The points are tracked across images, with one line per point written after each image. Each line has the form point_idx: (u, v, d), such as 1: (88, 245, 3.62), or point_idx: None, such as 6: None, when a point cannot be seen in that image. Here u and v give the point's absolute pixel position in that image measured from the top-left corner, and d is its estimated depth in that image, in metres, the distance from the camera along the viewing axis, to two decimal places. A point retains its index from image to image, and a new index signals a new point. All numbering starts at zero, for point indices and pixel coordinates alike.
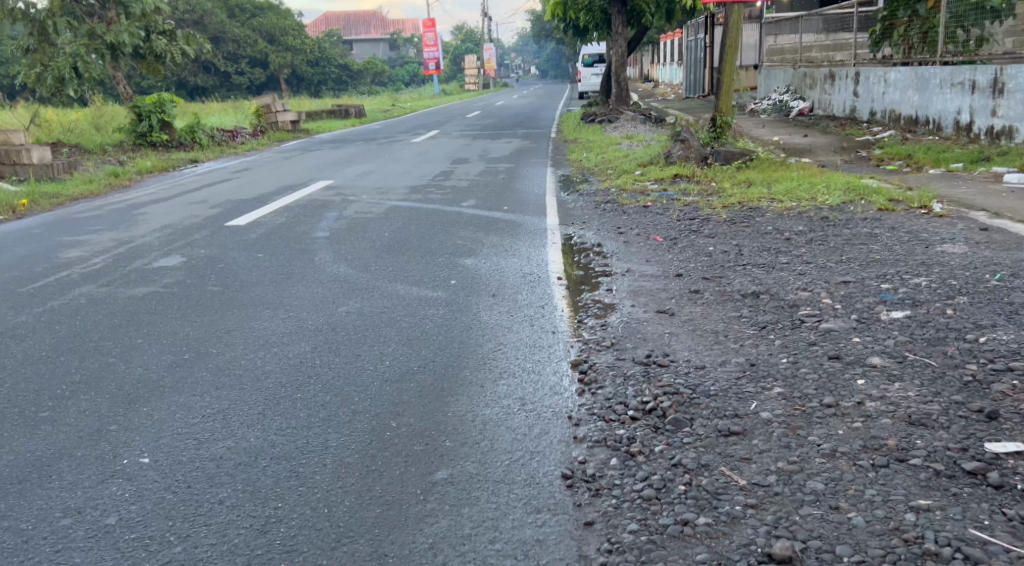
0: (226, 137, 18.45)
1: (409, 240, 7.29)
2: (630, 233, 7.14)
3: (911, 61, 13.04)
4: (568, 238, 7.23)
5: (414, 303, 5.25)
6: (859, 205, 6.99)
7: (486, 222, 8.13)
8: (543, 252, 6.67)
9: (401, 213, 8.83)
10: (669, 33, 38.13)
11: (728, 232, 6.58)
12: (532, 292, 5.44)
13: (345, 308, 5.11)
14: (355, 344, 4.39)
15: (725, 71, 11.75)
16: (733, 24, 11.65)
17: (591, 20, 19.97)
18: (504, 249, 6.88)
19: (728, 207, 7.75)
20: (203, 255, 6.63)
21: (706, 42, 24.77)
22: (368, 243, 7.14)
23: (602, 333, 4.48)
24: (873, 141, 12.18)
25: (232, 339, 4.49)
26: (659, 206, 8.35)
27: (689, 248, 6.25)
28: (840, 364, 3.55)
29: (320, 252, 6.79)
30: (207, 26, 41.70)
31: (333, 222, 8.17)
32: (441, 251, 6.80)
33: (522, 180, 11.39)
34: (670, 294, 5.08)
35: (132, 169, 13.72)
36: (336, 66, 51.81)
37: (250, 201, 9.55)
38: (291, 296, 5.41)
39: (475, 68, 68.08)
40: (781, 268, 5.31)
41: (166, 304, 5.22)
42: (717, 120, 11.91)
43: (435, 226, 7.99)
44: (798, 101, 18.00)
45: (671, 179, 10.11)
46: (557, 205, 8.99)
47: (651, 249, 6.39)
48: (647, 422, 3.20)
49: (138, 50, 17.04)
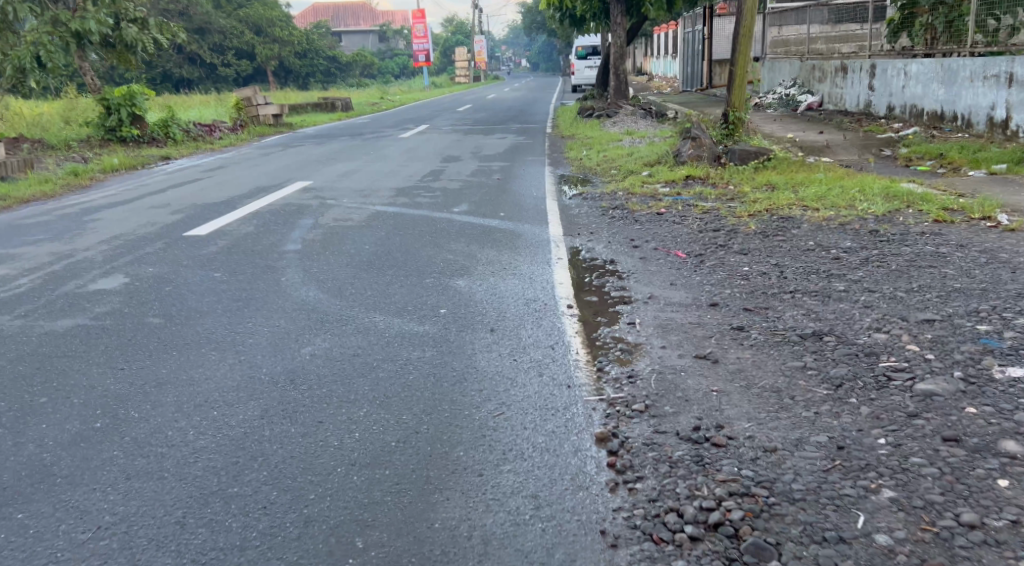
0: (203, 131, 17.37)
1: (393, 255, 6.35)
2: (647, 248, 6.22)
3: (935, 52, 12.16)
4: (576, 252, 6.32)
5: (395, 341, 4.31)
6: (909, 214, 6.12)
7: (480, 232, 7.20)
8: (547, 271, 5.76)
9: (385, 221, 7.88)
10: (664, 25, 37.23)
11: (762, 249, 5.68)
12: (537, 327, 4.51)
13: (310, 350, 4.17)
14: (319, 405, 3.46)
15: (739, 63, 10.82)
16: (747, 11, 10.66)
17: (589, 10, 18.92)
18: (502, 266, 5.95)
19: (755, 215, 6.85)
20: (150, 274, 5.68)
21: (706, 33, 23.87)
22: (345, 259, 6.19)
23: (631, 388, 3.57)
24: (897, 138, 11.29)
25: (160, 398, 3.54)
26: (674, 213, 7.45)
27: (718, 269, 5.35)
28: (965, 452, 2.66)
29: (288, 271, 5.84)
30: (192, 16, 40.53)
31: (306, 232, 7.22)
32: (429, 269, 5.87)
33: (519, 181, 10.43)
34: (707, 332, 4.17)
35: (96, 166, 12.68)
36: (324, 58, 50.74)
37: (217, 206, 8.58)
38: (245, 332, 4.46)
39: (466, 60, 66.99)
40: (839, 297, 4.42)
41: (89, 343, 4.26)
42: (730, 116, 11.00)
43: (422, 236, 7.05)
44: (806, 94, 17.11)
45: (682, 181, 9.21)
46: (559, 211, 8.08)
47: (675, 269, 5.50)
48: (715, 550, 2.31)
49: (107, 39, 15.95)
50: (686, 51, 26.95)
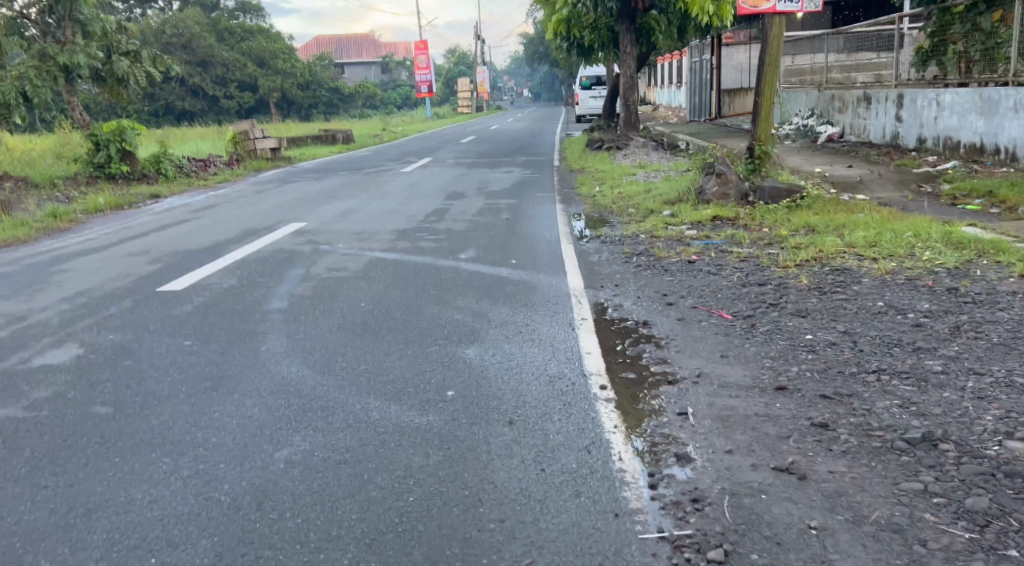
0: (197, 167, 16.65)
1: (391, 315, 5.54)
2: (683, 306, 5.42)
3: (970, 81, 11.49)
4: (601, 310, 5.51)
5: (391, 439, 3.49)
6: (987, 267, 5.36)
7: (490, 285, 6.38)
8: (571, 336, 4.94)
9: (383, 270, 7.09)
10: (669, 55, 36.87)
11: (822, 311, 4.88)
12: (565, 418, 3.67)
13: (286, 455, 3.35)
14: (293, 548, 2.64)
15: (765, 93, 10.08)
16: (773, 38, 9.95)
17: (597, 39, 18.37)
18: (517, 329, 5.14)
19: (802, 265, 6.09)
20: (109, 343, 4.89)
21: (714, 63, 23.31)
22: (336, 321, 5.39)
23: (700, 518, 2.74)
24: (935, 173, 10.55)
25: (87, 536, 2.73)
26: (708, 261, 6.67)
27: (775, 337, 4.55)
28: None
29: (270, 337, 5.04)
30: (195, 49, 40.28)
31: (295, 285, 6.43)
32: (433, 334, 5.05)
33: (530, 222, 9.66)
34: (782, 429, 3.37)
35: (79, 207, 11.95)
36: (327, 89, 50.52)
37: (200, 254, 7.81)
38: (207, 426, 3.64)
39: (469, 91, 66.64)
40: (939, 379, 3.63)
41: (13, 446, 3.44)
42: (755, 149, 10.21)
43: (426, 289, 6.26)
44: (826, 125, 16.44)
45: (710, 223, 8.46)
46: (578, 258, 7.30)
47: (723, 336, 4.71)
48: None
49: (97, 73, 15.29)
50: (693, 81, 26.36)
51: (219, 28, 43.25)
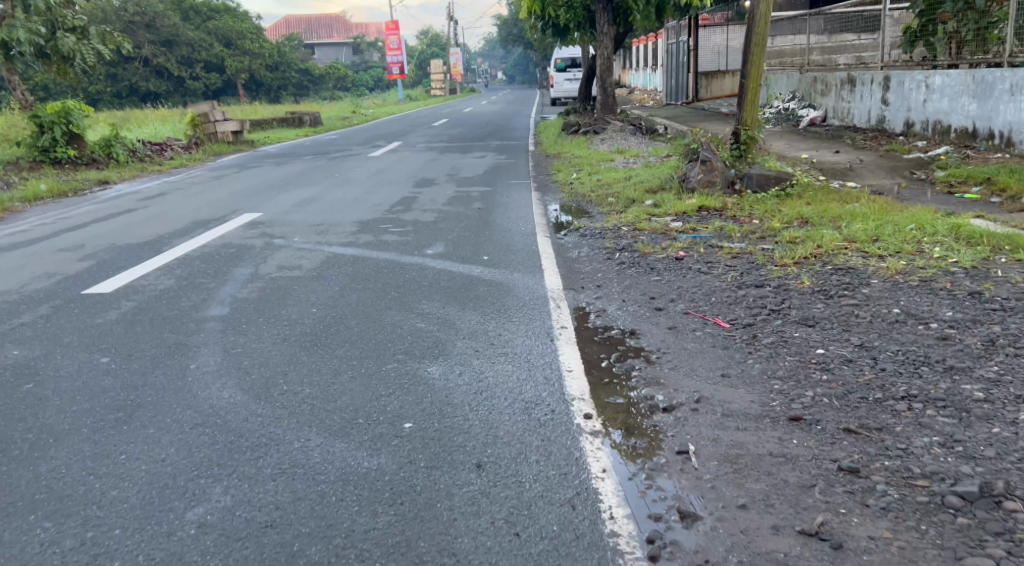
0: (152, 151, 15.74)
1: (345, 323, 4.90)
2: (674, 312, 4.87)
3: (961, 62, 11.00)
4: (583, 317, 4.93)
5: (333, 491, 2.88)
6: (1007, 267, 4.86)
7: (459, 286, 5.76)
8: (549, 349, 4.35)
9: (340, 267, 6.42)
10: (644, 37, 36.30)
11: (832, 319, 4.33)
12: (544, 459, 3.07)
13: (202, 517, 2.73)
14: None
15: (752, 74, 9.51)
16: (760, 16, 9.36)
17: (573, 18, 17.59)
18: (488, 341, 4.54)
19: (802, 263, 5.55)
20: (13, 362, 4.21)
21: (691, 45, 22.75)
22: (283, 330, 4.75)
23: None
24: (928, 158, 10.08)
25: None
26: (696, 258, 6.12)
27: (781, 352, 3.99)
28: None
29: (205, 351, 4.40)
30: (159, 28, 38.95)
31: (241, 287, 5.77)
32: (391, 347, 4.43)
33: (504, 212, 9.03)
34: (805, 475, 2.81)
35: (18, 195, 11.11)
36: (296, 70, 49.29)
37: (139, 249, 7.09)
38: (108, 473, 3.01)
39: (442, 73, 65.56)
40: (984, 408, 3.10)
41: None
42: (740, 134, 9.64)
43: (387, 291, 5.63)
44: (808, 109, 15.96)
45: (695, 214, 7.92)
46: (555, 254, 6.72)
47: (722, 349, 4.14)
48: None
49: (41, 50, 14.33)
50: (670, 63, 25.77)
51: (184, 6, 41.84)
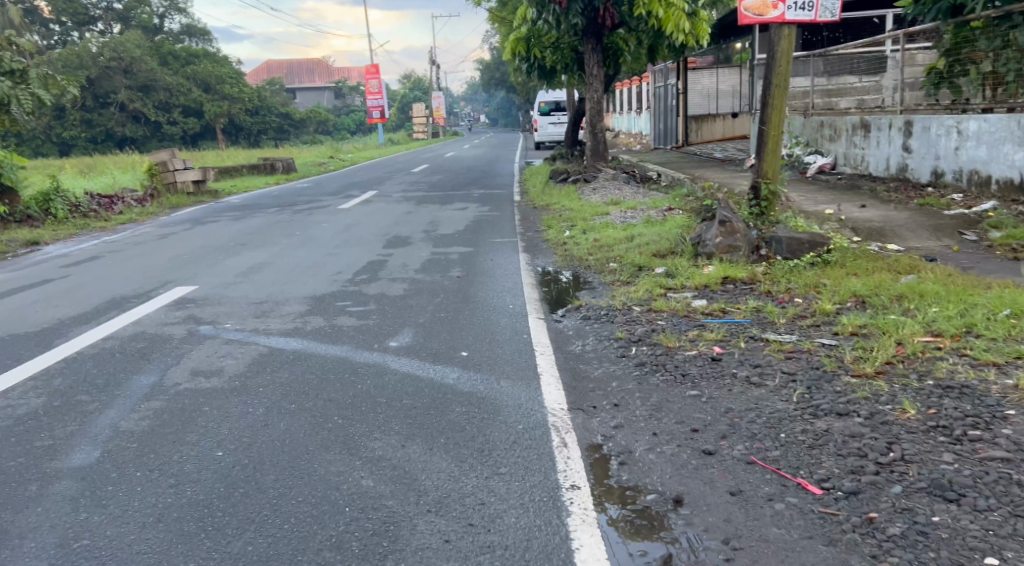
0: (100, 205, 14.25)
1: (257, 481, 3.40)
2: (732, 458, 3.42)
3: (998, 106, 9.77)
4: (602, 467, 3.44)
5: None
6: None
7: (429, 405, 4.24)
8: (555, 542, 2.90)
9: (276, 371, 4.94)
10: (629, 81, 35.58)
11: (980, 487, 2.93)
12: None
13: None
14: None
15: (773, 118, 8.13)
16: (782, 53, 8.00)
17: (560, 60, 16.59)
18: (463, 519, 3.05)
19: (888, 374, 4.13)
20: None
21: (680, 88, 21.70)
22: (163, 501, 3.25)
23: None
24: (975, 215, 8.78)
25: None
26: (738, 359, 4.68)
27: (929, 557, 2.61)
28: None
29: (30, 551, 2.91)
30: (137, 74, 37.49)
31: (131, 410, 4.29)
32: (318, 535, 2.97)
33: (487, 282, 7.59)
34: None
35: None
36: (278, 115, 47.99)
37: (21, 344, 5.62)
38: None
39: (423, 115, 64.40)
40: None
41: None
42: (761, 188, 8.28)
43: (327, 416, 4.13)
44: (814, 154, 14.70)
45: (720, 288, 6.52)
46: (555, 348, 5.27)
47: (828, 549, 2.72)
48: None
49: None
50: (658, 106, 24.69)
51: (162, 51, 40.73)
